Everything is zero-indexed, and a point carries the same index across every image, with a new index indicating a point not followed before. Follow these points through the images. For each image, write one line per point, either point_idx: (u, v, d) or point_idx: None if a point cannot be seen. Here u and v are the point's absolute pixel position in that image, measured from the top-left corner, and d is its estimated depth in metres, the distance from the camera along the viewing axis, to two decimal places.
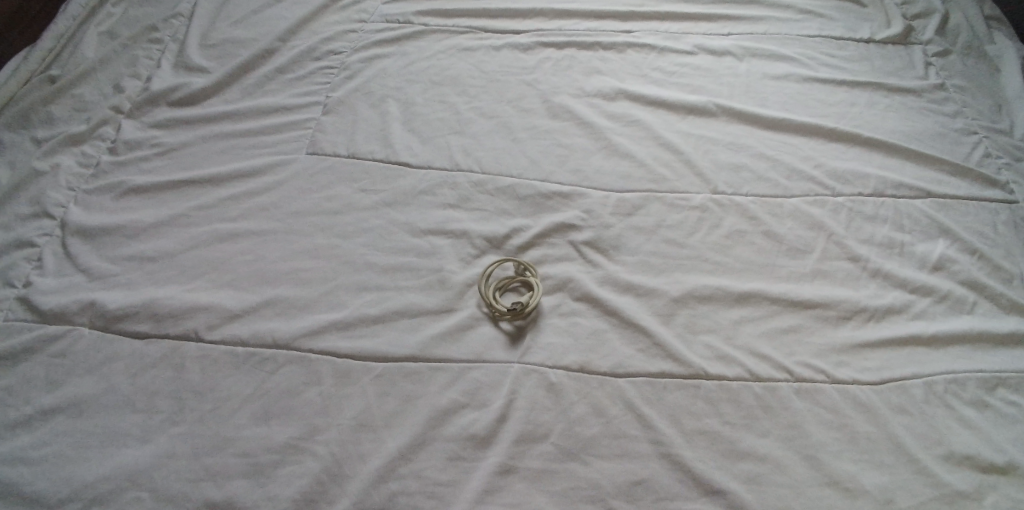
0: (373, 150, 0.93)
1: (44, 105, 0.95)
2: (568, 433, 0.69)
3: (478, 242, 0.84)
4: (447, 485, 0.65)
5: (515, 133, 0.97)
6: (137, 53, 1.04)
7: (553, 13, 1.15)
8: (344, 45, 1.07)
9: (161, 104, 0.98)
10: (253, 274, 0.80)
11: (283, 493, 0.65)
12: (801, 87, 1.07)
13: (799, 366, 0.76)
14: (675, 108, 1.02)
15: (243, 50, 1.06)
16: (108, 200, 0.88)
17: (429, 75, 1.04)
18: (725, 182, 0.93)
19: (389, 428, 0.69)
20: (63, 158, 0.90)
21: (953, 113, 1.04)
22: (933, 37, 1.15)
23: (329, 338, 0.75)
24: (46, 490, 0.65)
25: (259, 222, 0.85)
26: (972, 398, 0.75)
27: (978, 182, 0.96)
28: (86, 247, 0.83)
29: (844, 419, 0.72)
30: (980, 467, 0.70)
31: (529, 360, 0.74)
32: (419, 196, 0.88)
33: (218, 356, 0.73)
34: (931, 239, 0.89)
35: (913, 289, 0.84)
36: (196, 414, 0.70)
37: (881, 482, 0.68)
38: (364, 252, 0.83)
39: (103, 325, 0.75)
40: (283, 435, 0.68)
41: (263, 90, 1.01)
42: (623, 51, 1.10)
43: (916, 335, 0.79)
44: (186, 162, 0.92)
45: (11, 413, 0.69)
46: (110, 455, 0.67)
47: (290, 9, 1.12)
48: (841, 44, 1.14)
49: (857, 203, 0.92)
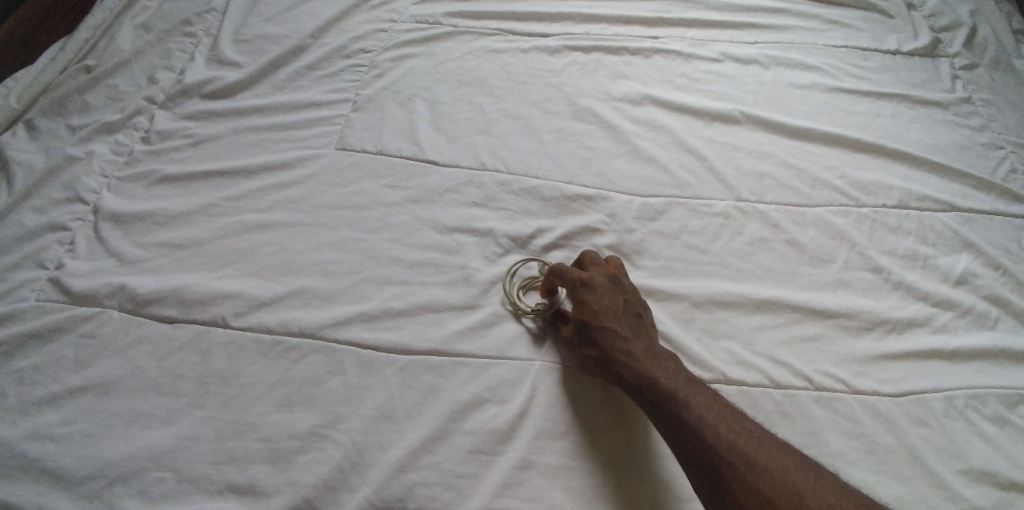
0: (400, 147, 0.94)
1: (80, 93, 0.98)
2: (587, 431, 0.69)
3: (502, 241, 0.85)
4: (466, 479, 0.66)
5: (541, 135, 0.98)
6: (172, 46, 1.06)
7: (581, 17, 1.16)
8: (374, 43, 1.09)
9: (193, 96, 1.00)
10: (280, 265, 0.82)
11: (304, 479, 0.66)
12: (826, 97, 1.07)
13: (818, 374, 0.76)
14: (700, 114, 1.02)
15: (275, 46, 1.08)
16: (139, 188, 0.89)
17: (457, 76, 1.05)
18: (748, 189, 0.93)
19: (409, 420, 0.69)
20: (97, 146, 0.92)
21: (979, 127, 1.04)
22: (961, 50, 1.15)
23: (353, 329, 0.76)
24: (72, 468, 0.66)
25: (287, 214, 0.87)
26: (992, 412, 0.74)
27: (1003, 197, 0.95)
28: (117, 233, 0.84)
29: (862, 428, 0.72)
30: (998, 483, 0.69)
31: (550, 358, 0.75)
32: (445, 194, 0.89)
33: (243, 343, 0.75)
34: (955, 253, 0.89)
35: (935, 302, 0.83)
36: (221, 398, 0.71)
37: (897, 493, 0.68)
38: (389, 246, 0.84)
39: (131, 309, 0.77)
40: (305, 423, 0.69)
41: (294, 86, 1.03)
42: (649, 56, 1.11)
43: (937, 347, 0.79)
44: (217, 154, 0.94)
45: (39, 391, 0.71)
46: (135, 435, 0.68)
47: (321, 7, 1.14)
48: (868, 55, 1.14)
49: (881, 214, 0.92)
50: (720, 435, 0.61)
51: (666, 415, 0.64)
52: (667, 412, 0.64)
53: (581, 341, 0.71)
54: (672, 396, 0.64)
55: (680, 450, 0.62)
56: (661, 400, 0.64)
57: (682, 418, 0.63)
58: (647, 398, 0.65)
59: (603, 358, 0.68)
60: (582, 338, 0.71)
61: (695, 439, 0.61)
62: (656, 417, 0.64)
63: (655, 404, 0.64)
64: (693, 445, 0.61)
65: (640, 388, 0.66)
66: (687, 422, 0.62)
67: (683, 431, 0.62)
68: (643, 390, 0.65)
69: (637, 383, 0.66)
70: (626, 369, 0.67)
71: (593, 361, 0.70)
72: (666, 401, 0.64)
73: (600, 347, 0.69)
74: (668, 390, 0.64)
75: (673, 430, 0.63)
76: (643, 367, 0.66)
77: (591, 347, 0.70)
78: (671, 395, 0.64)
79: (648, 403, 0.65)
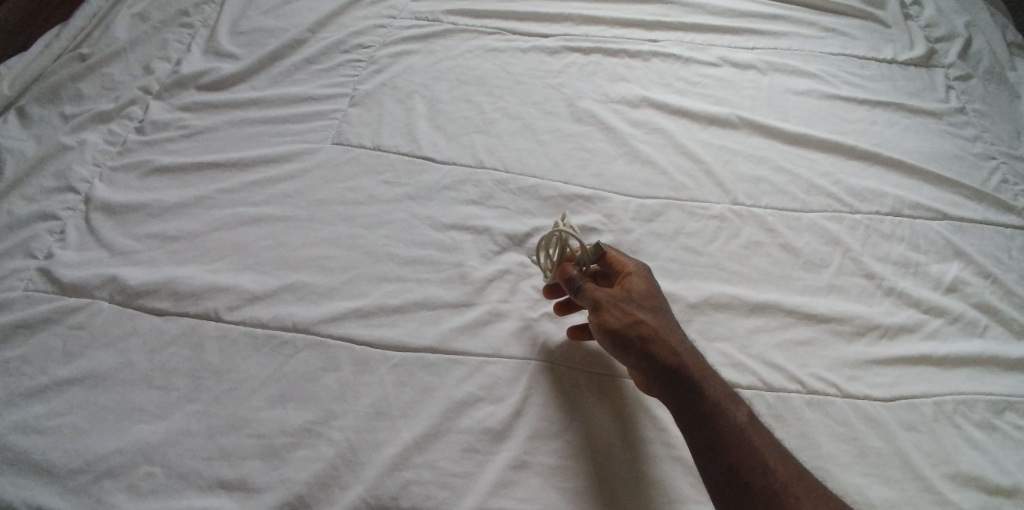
0: (397, 143, 0.94)
1: (73, 81, 0.96)
2: (582, 431, 0.69)
3: (499, 239, 0.85)
4: (461, 477, 0.66)
5: (539, 134, 0.98)
6: (168, 37, 1.05)
7: (581, 19, 1.16)
8: (373, 39, 1.08)
9: (188, 88, 0.99)
10: (275, 259, 0.81)
11: (297, 476, 0.65)
12: (823, 104, 1.08)
13: (811, 378, 0.76)
14: (698, 118, 1.03)
15: (273, 39, 1.07)
16: (132, 179, 0.88)
17: (456, 73, 1.05)
18: (745, 194, 0.94)
19: (404, 418, 0.69)
20: (90, 135, 0.91)
21: (972, 137, 1.05)
22: (955, 60, 1.16)
23: (349, 325, 0.75)
24: (59, 462, 0.65)
25: (283, 208, 0.86)
26: (981, 418, 0.75)
27: (994, 207, 0.96)
28: (109, 224, 0.83)
29: (854, 432, 0.73)
30: (986, 488, 0.70)
31: (546, 358, 0.74)
32: (443, 191, 0.89)
33: (237, 338, 0.74)
34: (946, 261, 0.90)
35: (926, 308, 0.84)
36: (213, 393, 0.70)
37: (887, 497, 0.69)
38: (386, 243, 0.83)
39: (123, 301, 0.76)
40: (299, 419, 0.69)
41: (291, 79, 1.02)
42: (648, 59, 1.11)
43: (928, 354, 0.79)
44: (212, 146, 0.93)
45: (27, 382, 0.70)
46: (125, 429, 0.67)
47: (320, 1, 1.13)
48: (864, 63, 1.15)
49: (874, 221, 0.93)
50: (761, 439, 0.62)
51: (713, 410, 0.63)
52: (714, 408, 0.63)
53: (629, 308, 0.69)
54: (720, 395, 0.64)
55: (718, 446, 0.61)
56: (711, 396, 0.64)
57: (729, 418, 0.63)
58: (693, 390, 0.64)
59: (655, 333, 0.67)
60: (631, 305, 0.69)
61: (739, 440, 0.61)
62: (699, 410, 0.63)
63: (705, 398, 0.64)
64: (733, 445, 0.61)
65: (691, 378, 0.65)
66: (733, 422, 0.62)
67: (728, 430, 0.62)
68: (693, 381, 0.65)
69: (690, 371, 0.65)
70: (678, 354, 0.66)
71: (637, 328, 0.67)
72: (715, 399, 0.64)
73: (653, 322, 0.68)
74: (718, 388, 0.64)
75: (712, 426, 0.62)
76: (697, 361, 0.66)
77: (641, 318, 0.68)
78: (721, 395, 0.64)
79: (694, 396, 0.64)
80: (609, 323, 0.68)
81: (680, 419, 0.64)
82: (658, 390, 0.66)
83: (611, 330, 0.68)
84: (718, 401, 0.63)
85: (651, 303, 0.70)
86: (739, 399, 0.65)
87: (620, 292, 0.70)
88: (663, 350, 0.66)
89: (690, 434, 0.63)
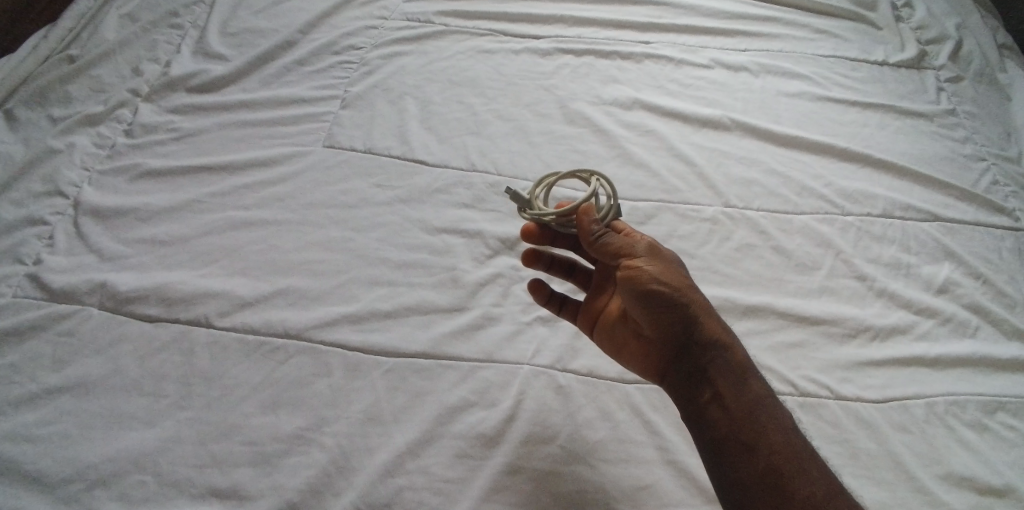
0: (389, 146, 0.94)
1: (61, 83, 0.95)
2: (575, 436, 0.69)
3: (491, 243, 0.85)
4: (453, 483, 0.66)
5: (531, 137, 0.98)
6: (157, 38, 1.04)
7: (573, 20, 1.16)
8: (364, 40, 1.08)
9: (178, 90, 0.98)
10: (266, 264, 0.80)
11: (289, 483, 0.65)
12: (814, 106, 1.08)
13: (803, 381, 0.77)
14: (690, 120, 1.03)
15: (264, 41, 1.06)
16: (122, 183, 0.88)
17: (448, 75, 1.05)
18: (736, 196, 0.94)
19: (396, 423, 0.69)
20: (79, 138, 0.90)
21: (963, 139, 1.05)
22: (946, 62, 1.16)
23: (340, 330, 0.75)
24: (48, 470, 0.64)
25: (273, 212, 0.86)
26: (972, 419, 0.75)
27: (985, 208, 0.97)
28: (98, 229, 0.83)
29: (846, 435, 0.73)
30: (978, 488, 0.70)
31: (539, 362, 0.74)
32: (435, 195, 0.89)
33: (228, 343, 0.73)
34: (937, 262, 0.90)
35: (918, 310, 0.85)
36: (204, 400, 0.70)
37: (880, 499, 0.69)
38: (378, 247, 0.83)
39: (113, 307, 0.75)
40: (290, 426, 0.68)
41: (282, 81, 1.01)
42: (640, 61, 1.11)
43: (920, 355, 0.80)
44: (202, 149, 0.92)
45: (16, 389, 0.69)
46: (115, 437, 0.67)
47: (311, 2, 1.13)
48: (855, 65, 1.15)
49: (866, 222, 0.93)
50: (803, 442, 0.60)
51: (758, 403, 0.62)
52: (760, 401, 0.62)
53: (678, 270, 0.66)
54: (763, 390, 0.63)
55: (758, 438, 0.60)
56: (757, 389, 0.63)
57: (772, 413, 0.62)
58: (739, 377, 0.63)
59: (705, 306, 0.65)
60: (677, 268, 0.67)
61: (780, 437, 0.60)
62: (742, 398, 0.62)
63: (750, 388, 0.62)
64: (775, 442, 0.60)
65: (738, 363, 0.63)
66: (775, 419, 0.61)
67: (770, 425, 0.61)
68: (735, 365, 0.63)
69: (736, 356, 0.64)
70: (727, 335, 0.65)
71: (689, 292, 0.65)
72: (760, 392, 0.63)
73: (700, 293, 0.66)
74: (762, 382, 0.64)
75: (752, 418, 0.61)
76: (742, 348, 0.65)
77: (691, 284, 0.66)
78: (765, 390, 0.63)
79: (739, 383, 0.62)
80: (660, 278, 0.64)
81: (718, 404, 0.62)
82: (695, 367, 0.64)
83: (661, 286, 0.64)
84: (762, 395, 0.63)
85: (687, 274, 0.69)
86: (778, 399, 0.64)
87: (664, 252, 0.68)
88: (713, 325, 0.64)
89: (728, 420, 0.61)
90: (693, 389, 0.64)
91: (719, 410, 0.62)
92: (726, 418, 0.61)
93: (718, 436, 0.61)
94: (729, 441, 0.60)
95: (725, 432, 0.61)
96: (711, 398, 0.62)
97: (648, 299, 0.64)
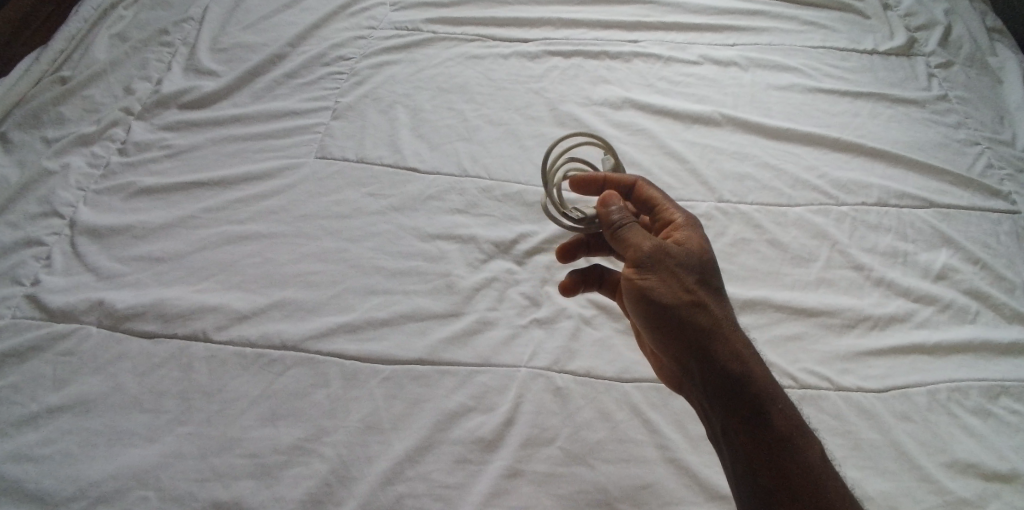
0: (381, 155, 0.94)
1: (54, 105, 0.96)
2: (574, 437, 0.69)
3: (485, 247, 0.85)
4: (454, 488, 0.66)
5: (522, 140, 0.98)
6: (148, 56, 1.05)
7: (560, 22, 1.16)
8: (353, 51, 1.08)
9: (171, 107, 0.99)
10: (262, 276, 0.81)
11: (290, 494, 0.65)
12: (805, 98, 1.08)
13: (803, 373, 0.76)
14: (681, 117, 1.03)
15: (254, 55, 1.07)
16: (117, 201, 0.88)
17: (438, 82, 1.05)
18: (730, 191, 0.94)
19: (395, 431, 0.69)
20: (73, 158, 0.91)
21: (956, 124, 1.05)
22: (936, 49, 1.16)
23: (337, 340, 0.75)
24: (51, 489, 0.64)
25: (268, 224, 0.86)
26: (975, 405, 0.75)
27: (981, 193, 0.96)
28: (94, 248, 0.83)
29: (848, 425, 0.73)
30: (983, 475, 0.70)
31: (536, 364, 0.74)
32: (428, 201, 0.89)
33: (226, 357, 0.74)
34: (934, 249, 0.90)
35: (916, 298, 0.84)
36: (204, 414, 0.70)
37: (883, 489, 0.69)
38: (372, 255, 0.83)
39: (111, 325, 0.76)
40: (290, 437, 0.68)
41: (273, 94, 1.02)
42: (629, 60, 1.11)
43: (920, 343, 0.79)
44: (195, 165, 0.93)
45: (18, 410, 0.69)
46: (117, 454, 0.67)
47: (300, 16, 1.14)
48: (845, 55, 1.15)
49: (861, 212, 0.93)
50: (827, 478, 0.59)
51: (777, 440, 0.60)
52: (780, 434, 0.60)
53: (683, 283, 0.64)
54: (787, 426, 0.60)
55: (773, 477, 0.59)
56: (777, 425, 0.60)
57: (795, 452, 0.59)
58: (754, 412, 0.61)
59: (713, 330, 0.63)
60: (685, 279, 0.65)
61: (799, 477, 0.58)
62: (760, 434, 0.60)
63: (768, 425, 0.60)
64: (791, 483, 0.58)
65: (753, 396, 0.61)
66: (797, 458, 0.59)
67: (789, 465, 0.59)
68: (754, 395, 0.61)
69: (754, 385, 0.62)
70: (740, 362, 0.62)
71: (691, 309, 0.64)
72: (780, 428, 0.60)
73: (709, 311, 0.64)
74: (785, 417, 0.61)
75: (771, 451, 0.59)
76: (762, 377, 0.62)
77: (697, 302, 0.64)
78: (789, 425, 0.60)
79: (755, 418, 0.60)
80: (655, 294, 0.65)
81: (733, 436, 0.61)
82: (706, 396, 0.63)
83: (656, 302, 0.65)
84: (783, 431, 0.60)
85: (707, 277, 0.66)
86: (808, 431, 0.61)
87: (676, 254, 0.66)
88: (722, 353, 0.63)
89: (740, 457, 0.60)
90: (707, 417, 0.64)
91: (731, 444, 0.61)
92: (738, 454, 0.60)
93: (734, 467, 0.61)
94: (741, 476, 0.60)
95: (736, 468, 0.60)
96: (723, 430, 0.62)
97: (646, 313, 0.66)
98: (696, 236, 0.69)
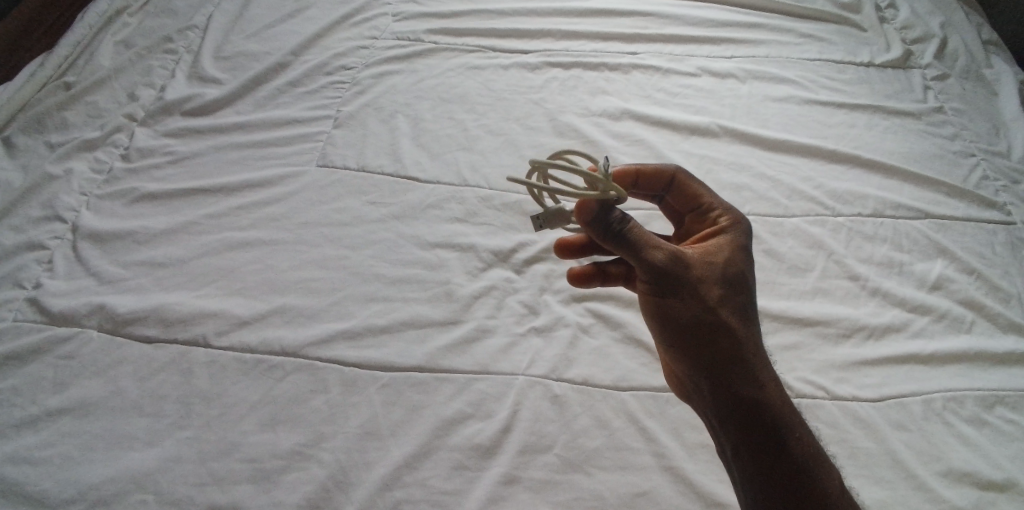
0: (382, 164, 0.95)
1: (58, 111, 0.97)
2: (572, 445, 0.70)
3: (483, 256, 0.85)
4: (452, 495, 0.66)
5: (522, 150, 0.99)
6: (152, 63, 1.06)
7: (560, 33, 1.18)
8: (355, 61, 1.09)
9: (174, 114, 1.00)
10: (262, 283, 0.81)
11: (290, 499, 0.66)
12: (802, 109, 1.09)
13: (799, 382, 0.77)
14: (679, 128, 1.04)
15: (256, 63, 1.08)
16: (119, 206, 0.89)
17: (438, 92, 1.06)
18: (727, 201, 0.95)
19: (394, 437, 0.70)
20: (76, 164, 0.92)
21: (952, 136, 1.06)
22: (932, 61, 1.17)
23: (336, 347, 0.76)
24: (50, 492, 0.65)
25: (269, 231, 0.87)
26: (970, 414, 0.76)
27: (976, 203, 0.97)
28: (96, 252, 0.84)
29: (844, 434, 0.73)
30: (979, 484, 0.70)
31: (534, 372, 0.75)
32: (428, 210, 0.90)
33: (226, 363, 0.74)
34: (929, 259, 0.90)
35: (911, 308, 0.85)
36: (204, 419, 0.70)
37: (880, 498, 0.69)
38: (372, 263, 0.84)
39: (112, 329, 0.76)
40: (289, 442, 0.69)
41: (275, 102, 1.03)
42: (628, 71, 1.12)
43: (915, 353, 0.80)
44: (198, 171, 0.93)
45: (18, 413, 0.70)
46: (116, 457, 0.68)
47: (303, 25, 1.15)
48: (843, 68, 1.16)
49: (857, 223, 0.94)
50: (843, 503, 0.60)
51: (795, 470, 0.61)
52: (798, 457, 0.62)
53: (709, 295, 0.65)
54: (806, 448, 0.62)
55: (788, 495, 0.61)
56: (795, 455, 0.62)
57: (811, 476, 0.61)
58: (773, 433, 0.62)
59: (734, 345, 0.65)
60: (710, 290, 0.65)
61: (815, 500, 0.60)
62: (777, 454, 0.62)
63: (788, 447, 0.62)
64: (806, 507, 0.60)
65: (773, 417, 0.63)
66: (816, 483, 0.61)
67: (805, 488, 0.61)
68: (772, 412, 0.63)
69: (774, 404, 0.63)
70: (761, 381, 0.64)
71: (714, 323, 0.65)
72: (799, 453, 0.62)
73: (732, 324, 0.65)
74: (805, 440, 0.63)
75: (788, 472, 0.61)
76: (779, 398, 0.64)
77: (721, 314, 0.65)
78: (808, 450, 0.62)
79: (774, 446, 0.62)
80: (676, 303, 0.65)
81: (750, 452, 0.62)
82: (721, 413, 0.64)
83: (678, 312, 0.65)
84: (803, 454, 0.62)
85: (733, 288, 0.67)
86: (825, 459, 0.63)
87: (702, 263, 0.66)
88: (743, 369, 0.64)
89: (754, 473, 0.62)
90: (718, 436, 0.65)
91: (745, 470, 0.62)
92: (754, 476, 0.62)
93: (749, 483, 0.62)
94: (755, 492, 0.61)
95: (748, 495, 0.62)
96: (737, 453, 0.63)
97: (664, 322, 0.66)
98: (724, 242, 0.69)
